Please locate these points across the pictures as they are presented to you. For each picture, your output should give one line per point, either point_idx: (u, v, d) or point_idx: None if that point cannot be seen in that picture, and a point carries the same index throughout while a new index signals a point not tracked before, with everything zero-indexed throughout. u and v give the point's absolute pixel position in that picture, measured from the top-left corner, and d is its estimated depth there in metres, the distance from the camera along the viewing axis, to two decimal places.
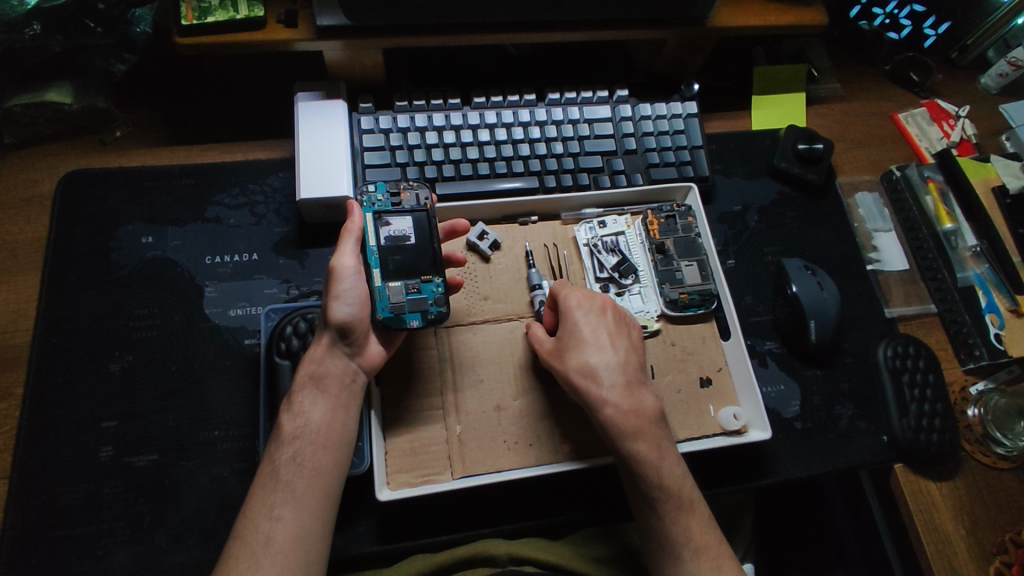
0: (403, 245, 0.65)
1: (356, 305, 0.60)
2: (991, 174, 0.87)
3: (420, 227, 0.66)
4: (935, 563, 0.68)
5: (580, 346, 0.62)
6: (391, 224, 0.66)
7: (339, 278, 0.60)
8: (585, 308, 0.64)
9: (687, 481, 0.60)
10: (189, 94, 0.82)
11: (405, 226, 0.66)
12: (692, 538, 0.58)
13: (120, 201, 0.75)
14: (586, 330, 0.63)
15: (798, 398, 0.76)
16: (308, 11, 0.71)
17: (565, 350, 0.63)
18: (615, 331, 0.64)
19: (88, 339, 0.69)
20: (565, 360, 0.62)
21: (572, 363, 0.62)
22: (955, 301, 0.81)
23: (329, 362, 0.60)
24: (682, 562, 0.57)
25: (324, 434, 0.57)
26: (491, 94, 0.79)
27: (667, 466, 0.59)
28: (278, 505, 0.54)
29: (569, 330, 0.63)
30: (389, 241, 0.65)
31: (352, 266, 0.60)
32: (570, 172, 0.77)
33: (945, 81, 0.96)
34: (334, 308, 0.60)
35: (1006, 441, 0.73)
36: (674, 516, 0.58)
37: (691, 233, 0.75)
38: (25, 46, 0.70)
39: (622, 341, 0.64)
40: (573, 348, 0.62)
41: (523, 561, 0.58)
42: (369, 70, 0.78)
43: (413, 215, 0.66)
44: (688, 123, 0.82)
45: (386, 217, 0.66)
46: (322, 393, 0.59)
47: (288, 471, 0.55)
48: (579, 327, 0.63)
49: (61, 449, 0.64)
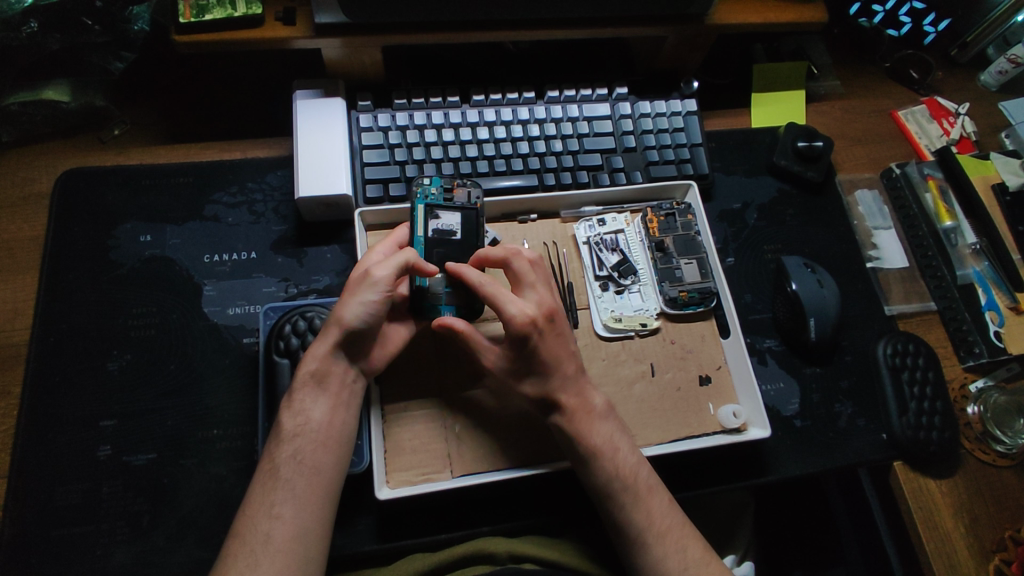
0: (448, 239, 0.67)
1: (373, 315, 0.59)
2: (990, 171, 0.87)
3: (468, 224, 0.68)
4: (935, 561, 0.67)
5: (547, 373, 0.61)
6: (441, 218, 0.67)
7: (370, 286, 0.59)
8: (537, 334, 0.59)
9: (642, 468, 0.61)
10: (188, 93, 0.82)
11: (453, 222, 0.67)
12: (653, 523, 0.59)
13: (118, 200, 0.75)
14: (552, 358, 0.60)
15: (797, 396, 0.75)
16: (306, 9, 0.71)
17: (521, 373, 0.61)
18: (565, 342, 0.62)
19: (86, 338, 0.69)
20: (522, 383, 0.61)
21: (527, 388, 0.61)
22: (955, 298, 0.81)
23: (333, 363, 0.59)
24: (648, 546, 0.58)
25: (325, 432, 0.57)
26: (490, 92, 0.79)
27: (621, 455, 0.60)
28: (278, 503, 0.54)
29: (527, 357, 0.60)
30: (435, 233, 0.66)
31: (385, 278, 0.59)
32: (569, 170, 0.77)
33: (945, 78, 0.96)
34: (354, 312, 0.58)
35: (1005, 438, 0.73)
36: (631, 505, 0.59)
37: (691, 231, 0.75)
38: (22, 44, 0.70)
39: (573, 346, 0.63)
40: (532, 373, 0.61)
41: (523, 559, 0.58)
42: (368, 68, 0.77)
43: (462, 212, 0.68)
44: (688, 121, 0.82)
45: (437, 211, 0.67)
46: (323, 392, 0.59)
47: (288, 469, 0.55)
48: (539, 357, 0.60)
49: (60, 448, 0.64)
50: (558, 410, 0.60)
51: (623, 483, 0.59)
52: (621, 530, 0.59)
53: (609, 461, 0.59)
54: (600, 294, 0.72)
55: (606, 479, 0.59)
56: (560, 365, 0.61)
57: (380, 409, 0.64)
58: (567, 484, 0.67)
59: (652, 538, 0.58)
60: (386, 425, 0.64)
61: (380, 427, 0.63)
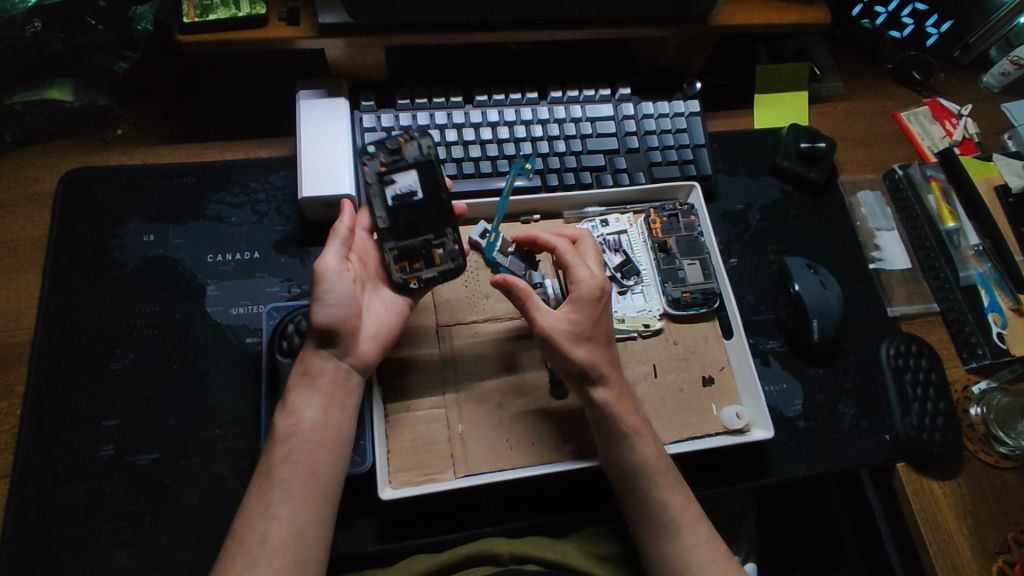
0: (411, 201, 0.65)
1: (339, 306, 0.60)
2: (992, 173, 0.87)
3: (425, 179, 0.66)
4: (938, 562, 0.67)
5: (600, 340, 0.62)
6: (397, 182, 0.66)
7: (321, 281, 0.59)
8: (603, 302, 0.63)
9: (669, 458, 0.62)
10: (191, 92, 0.82)
11: (411, 182, 0.66)
12: (679, 513, 0.59)
13: (121, 199, 0.75)
14: (604, 325, 0.63)
15: (800, 397, 0.75)
16: (310, 9, 0.71)
17: (580, 337, 0.61)
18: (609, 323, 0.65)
19: (89, 337, 0.69)
20: (577, 346, 0.60)
21: (583, 351, 0.60)
22: (957, 300, 0.81)
23: (320, 362, 0.60)
24: (672, 535, 0.58)
25: (319, 433, 0.57)
26: (492, 93, 0.79)
27: (648, 445, 0.60)
28: (274, 503, 0.54)
29: (591, 322, 0.62)
30: (397, 198, 0.65)
31: (334, 267, 0.60)
32: (572, 171, 0.77)
33: (947, 79, 0.96)
34: (318, 312, 0.59)
35: (1008, 440, 0.73)
36: (659, 493, 0.59)
37: (694, 232, 0.75)
38: (26, 43, 0.70)
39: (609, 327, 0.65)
40: (590, 338, 0.61)
41: (527, 560, 0.58)
42: (372, 68, 0.77)
43: (416, 168, 0.66)
44: (691, 122, 0.81)
45: (391, 176, 0.66)
46: (315, 392, 0.59)
47: (283, 469, 0.55)
48: (600, 322, 0.62)
49: (62, 447, 0.64)
50: (607, 383, 0.61)
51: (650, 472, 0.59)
52: (640, 521, 0.59)
53: (631, 452, 0.59)
54: None
55: (631, 467, 0.59)
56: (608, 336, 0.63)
57: (381, 409, 0.64)
58: (572, 482, 0.67)
59: (679, 526, 0.59)
60: (388, 426, 0.64)
61: (381, 427, 0.63)
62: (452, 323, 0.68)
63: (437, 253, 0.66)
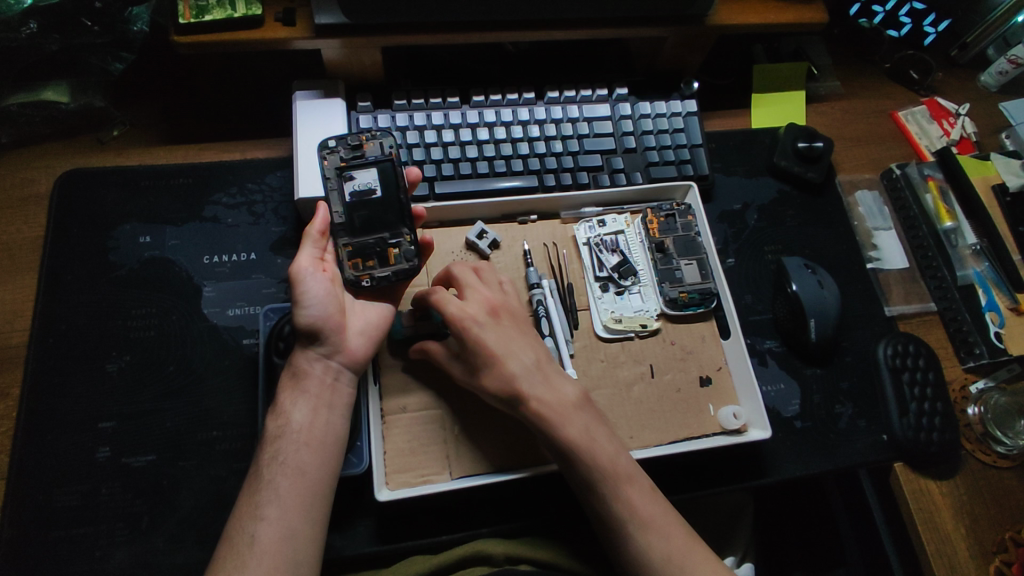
0: (369, 199, 0.65)
1: (318, 304, 0.60)
2: (990, 172, 0.87)
3: (385, 177, 0.65)
4: (935, 562, 0.67)
5: (493, 363, 0.61)
6: (356, 178, 0.65)
7: (299, 283, 0.59)
8: (477, 326, 0.62)
9: (620, 456, 0.60)
10: (189, 93, 0.82)
11: (370, 179, 0.65)
12: (636, 513, 0.58)
13: (118, 200, 0.75)
14: (493, 344, 0.62)
15: (798, 397, 0.75)
16: (306, 9, 0.70)
17: (475, 370, 0.62)
18: (514, 332, 0.64)
19: (85, 339, 0.69)
20: (480, 379, 0.61)
21: (486, 384, 0.61)
22: (955, 299, 0.81)
23: (307, 364, 0.60)
24: (665, 529, 0.58)
25: (307, 433, 0.57)
26: (490, 93, 0.79)
27: (599, 446, 0.59)
28: (262, 505, 0.54)
29: (472, 351, 0.61)
30: (354, 195, 0.65)
31: (310, 266, 0.60)
32: (569, 171, 0.77)
33: (946, 79, 0.96)
34: (300, 314, 0.59)
35: (1006, 440, 0.73)
36: (615, 493, 0.58)
37: (691, 232, 0.75)
38: (22, 44, 0.70)
39: (524, 341, 0.64)
40: (482, 368, 0.61)
41: (520, 561, 0.59)
42: (368, 69, 0.77)
43: (377, 166, 0.65)
44: (688, 122, 0.81)
45: (349, 172, 0.65)
46: (303, 394, 0.59)
47: (271, 471, 0.56)
48: (483, 346, 0.61)
49: (59, 449, 0.64)
50: (528, 400, 0.60)
51: (608, 471, 0.58)
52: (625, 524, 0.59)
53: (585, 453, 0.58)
54: (601, 295, 0.72)
55: (587, 468, 0.58)
56: (512, 354, 0.62)
57: (377, 410, 0.64)
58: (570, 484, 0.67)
59: (656, 530, 0.57)
60: (386, 426, 0.64)
61: (380, 428, 0.63)
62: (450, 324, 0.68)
63: (392, 253, 0.65)
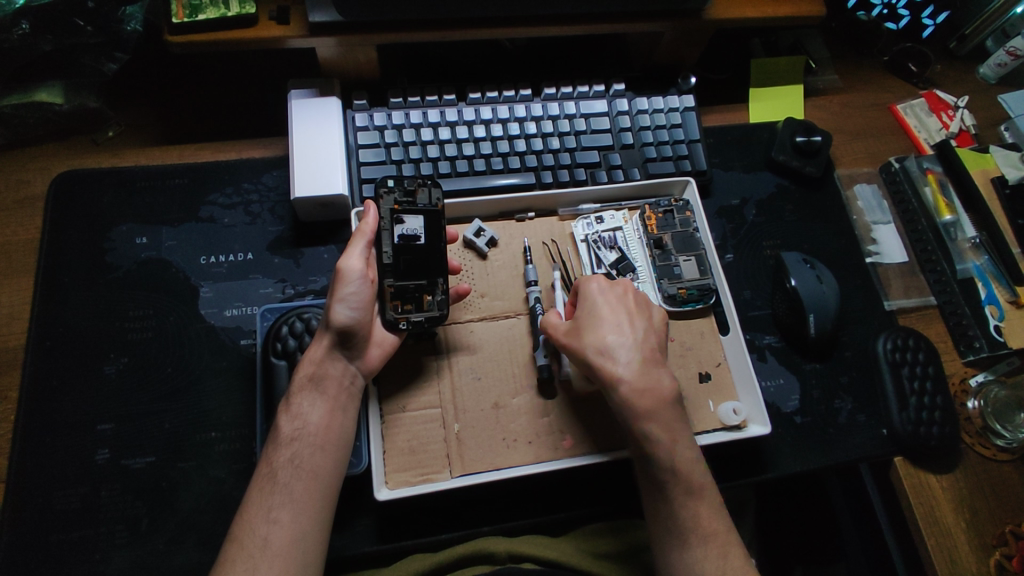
0: (414, 245, 0.65)
1: (358, 308, 0.61)
2: (990, 165, 0.86)
3: (433, 227, 0.65)
4: (936, 555, 0.67)
5: (597, 324, 0.62)
6: (405, 222, 0.65)
7: (344, 281, 0.60)
8: (605, 293, 0.64)
9: (698, 465, 0.59)
10: (183, 93, 0.81)
11: (417, 226, 0.65)
12: (701, 523, 0.58)
13: (113, 201, 0.74)
14: (604, 309, 0.63)
15: (797, 393, 0.75)
16: (300, 8, 0.70)
17: (579, 328, 0.62)
18: (640, 311, 0.64)
19: (82, 341, 0.68)
20: (578, 337, 0.62)
21: (589, 343, 0.61)
22: (955, 293, 0.81)
23: (328, 364, 0.61)
24: (688, 544, 0.57)
25: (322, 436, 0.58)
26: (486, 90, 0.79)
27: (679, 447, 0.59)
28: (276, 508, 0.54)
29: (589, 314, 0.63)
30: (401, 239, 0.65)
31: (358, 269, 0.60)
32: (566, 168, 0.77)
33: (945, 71, 0.95)
34: (336, 310, 0.60)
35: (1006, 433, 0.73)
36: (682, 500, 0.58)
37: (690, 228, 0.74)
38: (14, 46, 0.69)
39: (643, 321, 0.63)
40: (588, 326, 0.62)
41: (522, 558, 0.58)
42: (363, 67, 0.77)
43: (426, 214, 0.66)
44: (686, 117, 0.81)
45: (401, 215, 0.65)
46: (320, 395, 0.60)
47: (286, 473, 0.56)
48: (597, 307, 0.63)
49: (57, 452, 0.64)
50: (617, 378, 0.59)
51: (682, 474, 0.58)
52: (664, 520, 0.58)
53: (666, 451, 0.59)
54: None
55: (661, 467, 0.59)
56: (622, 327, 0.62)
57: (376, 410, 0.63)
58: (570, 482, 0.67)
59: (701, 537, 0.57)
60: (385, 426, 0.63)
61: (378, 427, 0.63)
62: (450, 323, 0.68)
63: (426, 299, 0.64)
